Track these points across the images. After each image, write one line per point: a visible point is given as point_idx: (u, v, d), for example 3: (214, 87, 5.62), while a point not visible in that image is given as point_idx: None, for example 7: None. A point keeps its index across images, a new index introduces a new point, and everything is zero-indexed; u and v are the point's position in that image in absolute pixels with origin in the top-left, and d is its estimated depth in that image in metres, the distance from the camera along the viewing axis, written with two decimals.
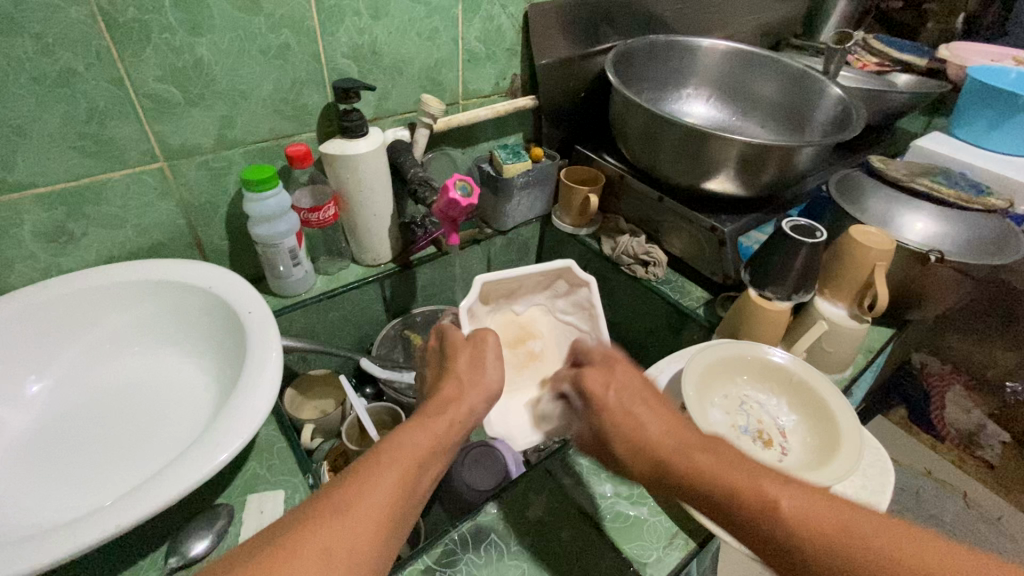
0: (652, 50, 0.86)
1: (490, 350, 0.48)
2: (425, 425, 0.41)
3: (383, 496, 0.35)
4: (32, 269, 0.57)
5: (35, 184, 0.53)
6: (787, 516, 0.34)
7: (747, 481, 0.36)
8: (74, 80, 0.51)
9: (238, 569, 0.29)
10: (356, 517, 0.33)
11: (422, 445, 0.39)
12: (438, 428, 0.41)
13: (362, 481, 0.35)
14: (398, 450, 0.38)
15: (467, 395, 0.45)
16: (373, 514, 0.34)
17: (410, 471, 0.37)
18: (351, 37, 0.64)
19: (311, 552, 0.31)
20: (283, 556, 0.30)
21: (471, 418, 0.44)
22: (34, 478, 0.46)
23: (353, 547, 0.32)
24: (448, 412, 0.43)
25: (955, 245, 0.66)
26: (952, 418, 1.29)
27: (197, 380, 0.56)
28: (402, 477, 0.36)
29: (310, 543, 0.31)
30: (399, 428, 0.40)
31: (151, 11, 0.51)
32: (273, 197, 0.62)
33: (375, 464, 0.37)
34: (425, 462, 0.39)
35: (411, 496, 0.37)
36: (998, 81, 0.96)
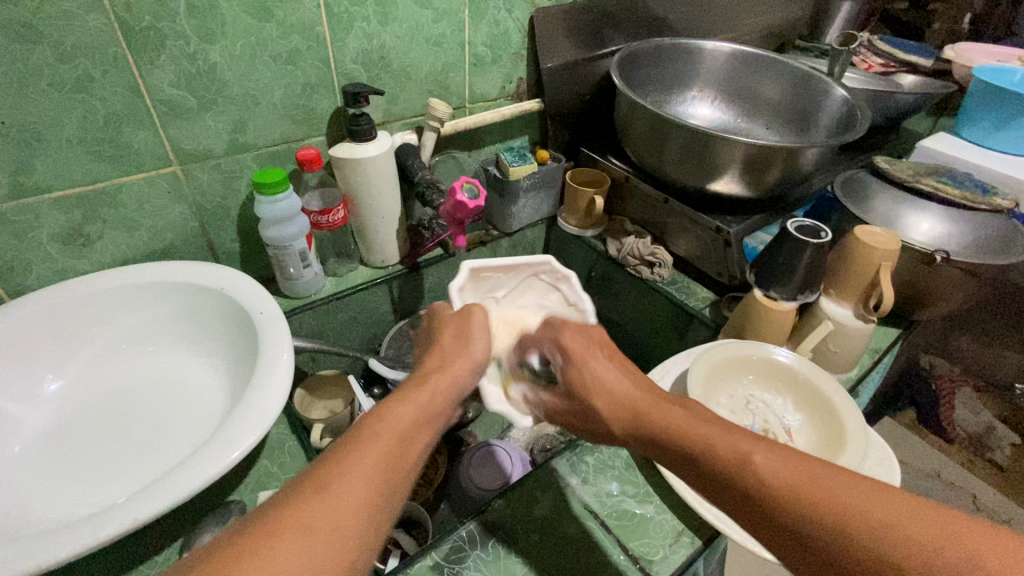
0: (657, 53, 0.86)
1: (477, 322, 0.49)
2: (406, 399, 0.41)
3: (364, 472, 0.35)
4: (48, 270, 0.58)
5: (53, 187, 0.54)
6: (751, 466, 0.36)
7: (726, 444, 0.37)
8: (91, 86, 0.52)
9: (221, 549, 0.29)
10: (337, 491, 0.33)
11: (404, 420, 0.39)
12: (417, 401, 0.41)
13: (344, 457, 0.35)
14: (377, 426, 0.38)
15: (447, 367, 0.46)
16: (353, 488, 0.34)
17: (391, 447, 0.37)
18: (359, 43, 0.65)
19: (294, 529, 0.31)
20: (264, 536, 0.30)
21: (453, 391, 0.45)
22: (53, 474, 0.47)
23: (337, 521, 0.32)
24: (428, 386, 0.43)
25: (961, 245, 0.66)
26: (962, 419, 1.29)
27: (209, 379, 0.57)
28: (382, 451, 0.36)
29: (291, 519, 0.31)
30: (381, 403, 0.41)
31: (166, 19, 0.52)
32: (284, 200, 0.63)
33: (353, 441, 0.37)
34: (406, 434, 0.39)
35: (396, 470, 0.37)
36: (1004, 81, 0.96)
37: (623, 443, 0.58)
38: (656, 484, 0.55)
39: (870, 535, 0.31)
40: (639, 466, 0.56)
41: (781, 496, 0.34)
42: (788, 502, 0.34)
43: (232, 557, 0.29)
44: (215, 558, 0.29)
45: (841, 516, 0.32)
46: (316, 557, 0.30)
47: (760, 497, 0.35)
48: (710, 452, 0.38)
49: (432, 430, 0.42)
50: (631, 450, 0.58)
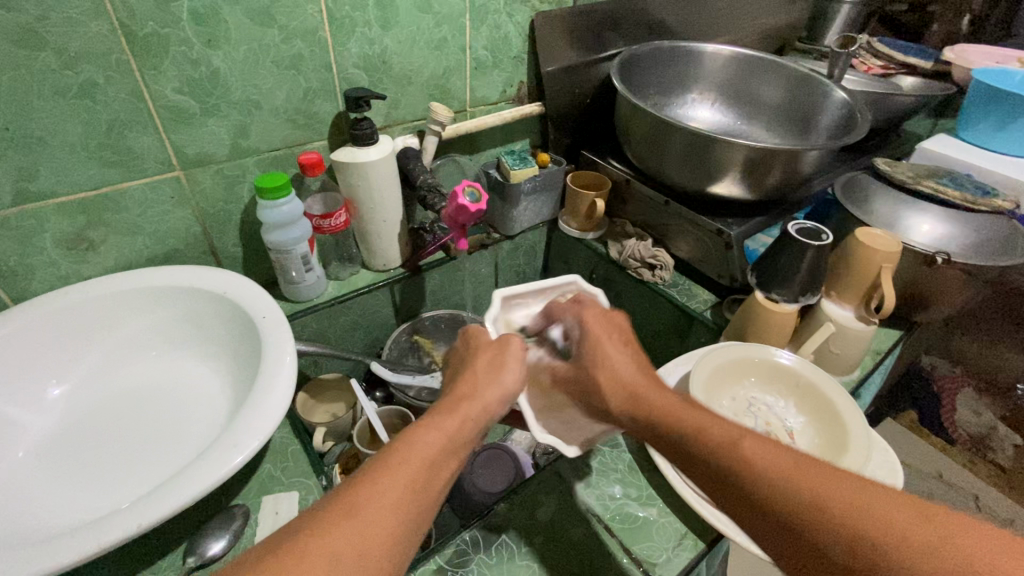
0: (657, 56, 0.87)
1: (512, 354, 0.49)
2: (437, 426, 0.41)
3: (390, 503, 0.35)
4: (52, 275, 0.58)
5: (56, 193, 0.54)
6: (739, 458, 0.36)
7: (723, 432, 0.38)
8: (95, 93, 0.52)
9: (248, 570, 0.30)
10: (363, 523, 0.33)
11: (433, 447, 0.39)
12: (448, 427, 0.41)
13: (370, 484, 0.35)
14: (407, 453, 0.38)
15: (479, 393, 0.45)
16: (378, 520, 0.34)
17: (419, 478, 0.37)
18: (361, 48, 0.66)
19: (319, 561, 0.31)
20: (290, 563, 0.30)
21: (484, 417, 0.44)
22: (58, 479, 0.47)
23: (360, 552, 0.32)
24: (459, 413, 0.43)
25: (962, 246, 0.66)
26: (963, 421, 1.29)
27: (213, 384, 0.57)
28: (411, 482, 0.36)
29: (317, 549, 0.32)
30: (411, 427, 0.41)
31: (169, 25, 0.53)
32: (286, 204, 0.63)
33: (384, 468, 0.37)
34: (436, 464, 0.39)
35: (424, 501, 0.37)
36: (1004, 83, 0.97)
37: (625, 446, 0.58)
38: (658, 487, 0.55)
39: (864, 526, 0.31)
40: (641, 469, 0.56)
41: (782, 485, 0.34)
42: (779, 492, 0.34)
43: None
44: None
45: (834, 514, 0.32)
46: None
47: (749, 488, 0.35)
48: (706, 441, 0.38)
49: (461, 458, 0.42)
50: (634, 453, 0.58)
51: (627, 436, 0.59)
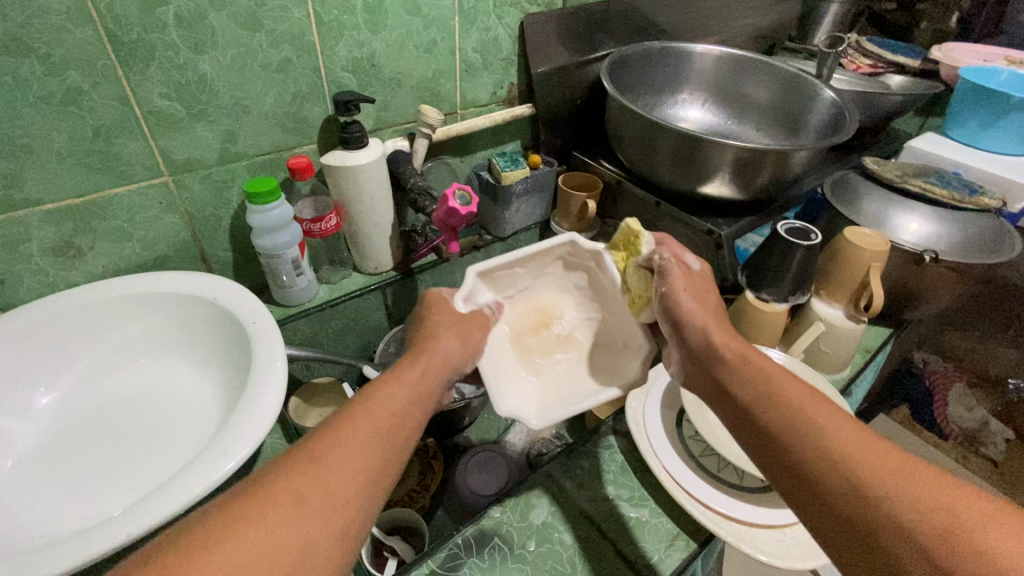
0: (647, 57, 0.87)
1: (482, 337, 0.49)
2: (395, 377, 0.42)
3: (355, 449, 0.35)
4: (39, 282, 0.58)
5: (43, 200, 0.54)
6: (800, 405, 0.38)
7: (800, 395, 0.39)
8: (80, 99, 0.52)
9: (209, 521, 0.30)
10: (330, 465, 0.34)
11: (397, 397, 0.40)
12: (409, 379, 0.42)
13: (338, 433, 0.36)
14: (369, 403, 0.39)
15: (439, 343, 0.45)
16: (345, 465, 0.34)
17: (383, 423, 0.38)
18: (350, 51, 0.66)
19: (282, 500, 0.32)
20: (253, 506, 0.31)
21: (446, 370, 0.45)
22: (47, 489, 0.47)
23: (329, 488, 0.33)
24: (416, 364, 0.44)
25: (949, 245, 0.67)
26: (956, 416, 1.27)
27: (204, 390, 0.57)
28: (375, 424, 0.37)
29: (281, 491, 0.32)
30: (372, 382, 0.41)
31: (156, 30, 0.52)
32: (277, 209, 0.63)
33: (344, 419, 0.37)
34: (399, 408, 0.39)
35: (391, 442, 0.37)
36: (990, 81, 0.97)
37: (617, 447, 0.58)
38: (651, 487, 0.55)
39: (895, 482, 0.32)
40: (634, 471, 0.56)
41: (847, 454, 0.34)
42: (824, 438, 0.35)
43: (223, 525, 0.30)
44: (200, 530, 0.30)
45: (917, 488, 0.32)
46: (307, 527, 0.31)
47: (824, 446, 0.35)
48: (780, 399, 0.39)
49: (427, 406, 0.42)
50: (626, 454, 0.58)
51: (619, 437, 0.60)
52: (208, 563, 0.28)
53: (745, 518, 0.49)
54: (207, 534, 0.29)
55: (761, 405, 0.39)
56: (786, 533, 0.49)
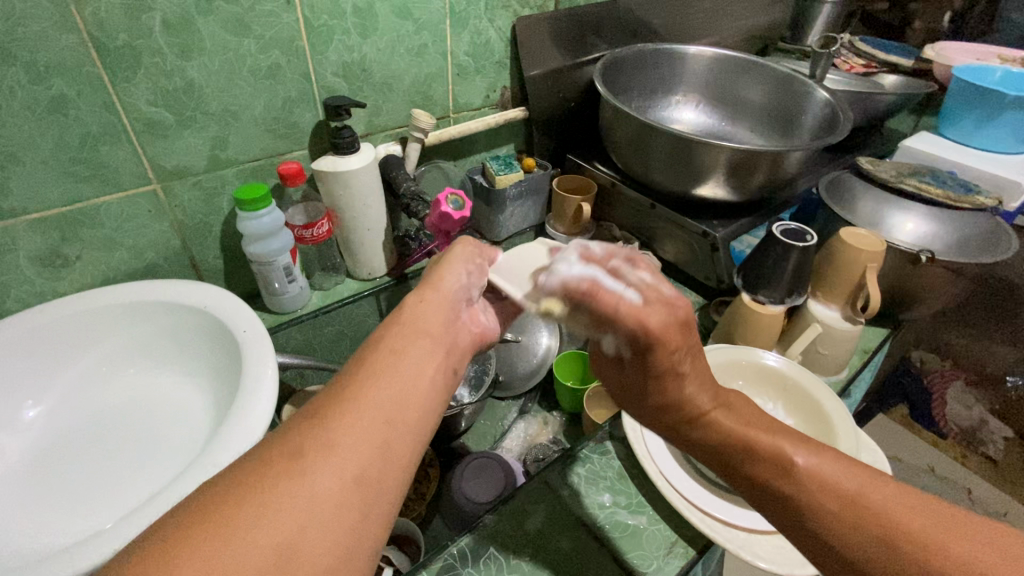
0: (640, 59, 0.87)
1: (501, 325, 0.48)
2: (401, 325, 0.41)
3: (358, 410, 0.34)
4: (27, 293, 0.57)
5: (29, 209, 0.53)
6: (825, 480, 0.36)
7: (768, 442, 0.39)
8: (66, 106, 0.51)
9: (205, 495, 0.29)
10: (329, 425, 0.32)
11: (395, 345, 0.38)
12: (411, 327, 0.40)
13: (335, 398, 0.34)
14: (371, 356, 0.37)
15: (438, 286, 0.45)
16: (346, 423, 0.33)
17: (385, 375, 0.36)
18: (340, 56, 0.65)
19: (279, 462, 0.30)
20: (253, 473, 0.29)
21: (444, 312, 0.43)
22: (36, 504, 0.46)
23: (329, 449, 0.31)
24: (420, 305, 0.43)
25: (945, 244, 0.67)
26: (955, 415, 1.29)
27: (194, 401, 0.56)
28: (379, 373, 0.36)
29: (282, 454, 0.31)
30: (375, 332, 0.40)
31: (142, 36, 0.52)
32: (267, 215, 0.62)
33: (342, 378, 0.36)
34: (403, 352, 0.38)
35: (396, 389, 0.36)
36: (984, 80, 0.97)
37: (614, 452, 0.58)
38: (649, 494, 0.54)
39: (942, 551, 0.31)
40: (631, 477, 0.56)
41: (821, 500, 0.35)
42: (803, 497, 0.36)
43: (214, 499, 0.28)
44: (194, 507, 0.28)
45: (877, 528, 0.33)
46: (312, 486, 0.29)
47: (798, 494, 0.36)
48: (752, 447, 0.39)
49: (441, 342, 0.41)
50: (623, 460, 0.57)
51: (616, 443, 0.59)
52: (204, 534, 0.26)
53: (743, 523, 0.48)
54: (203, 510, 0.28)
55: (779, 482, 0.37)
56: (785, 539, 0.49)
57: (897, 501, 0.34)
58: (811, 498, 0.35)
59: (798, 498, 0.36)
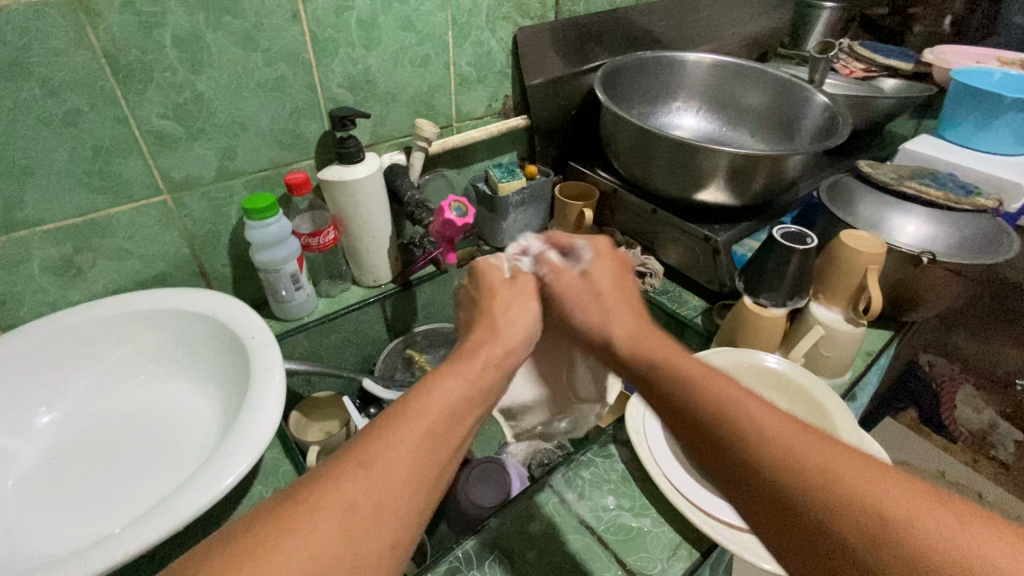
0: (640, 67, 0.88)
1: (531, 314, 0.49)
2: (458, 375, 0.40)
3: (407, 461, 0.33)
4: (41, 301, 0.58)
5: (43, 221, 0.55)
6: (760, 431, 0.35)
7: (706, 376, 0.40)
8: (79, 120, 0.53)
9: (246, 534, 0.29)
10: (378, 472, 0.32)
11: (452, 396, 0.38)
12: (467, 376, 0.40)
13: (389, 438, 0.34)
14: (427, 395, 0.38)
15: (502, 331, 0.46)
16: (396, 474, 0.33)
17: (438, 426, 0.36)
18: (345, 67, 0.66)
19: (331, 510, 0.30)
20: (302, 513, 0.29)
21: (505, 361, 0.45)
22: (48, 508, 0.47)
23: (377, 504, 0.31)
24: (480, 358, 0.43)
25: (946, 246, 0.67)
26: (965, 419, 1.29)
27: (202, 407, 0.57)
28: (431, 420, 0.36)
29: (330, 499, 0.31)
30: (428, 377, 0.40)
31: (153, 52, 0.53)
32: (275, 224, 0.64)
33: (397, 417, 0.36)
34: (459, 404, 0.38)
35: (443, 444, 0.36)
36: (982, 82, 0.98)
37: (617, 455, 0.58)
38: (652, 496, 0.55)
39: (893, 520, 0.29)
40: (634, 480, 0.56)
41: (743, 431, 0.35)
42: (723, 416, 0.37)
43: (261, 538, 0.28)
44: (235, 544, 0.28)
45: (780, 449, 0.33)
46: (354, 542, 0.30)
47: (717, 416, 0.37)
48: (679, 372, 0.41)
49: (487, 403, 0.41)
50: (626, 462, 0.58)
51: (620, 446, 0.59)
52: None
53: (748, 524, 0.49)
54: (244, 550, 0.28)
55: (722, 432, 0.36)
56: None
57: (851, 469, 0.32)
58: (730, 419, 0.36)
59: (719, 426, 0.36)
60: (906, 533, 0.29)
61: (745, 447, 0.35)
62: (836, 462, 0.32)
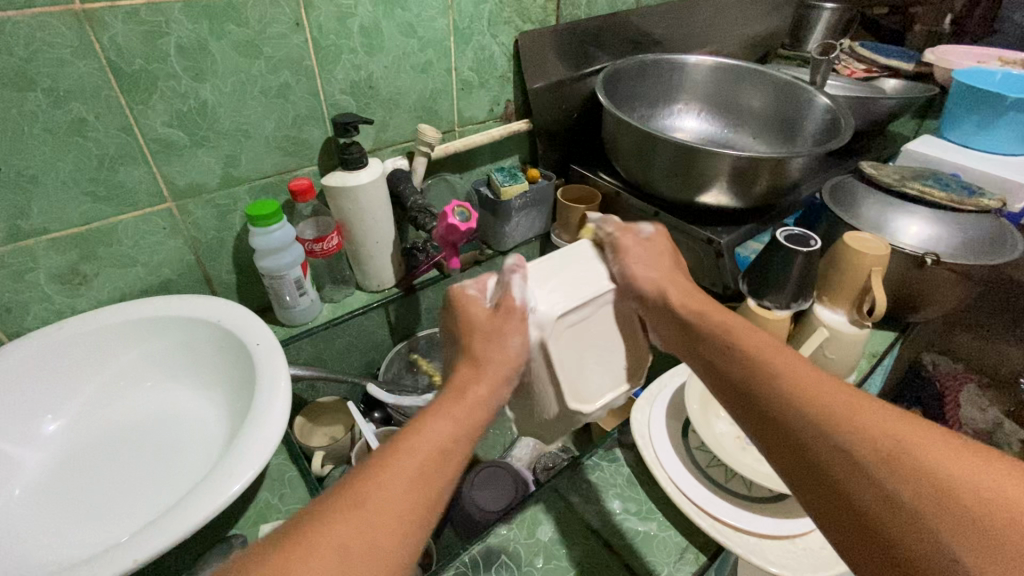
0: (641, 70, 0.88)
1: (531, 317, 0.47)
2: (446, 413, 0.40)
3: (399, 498, 0.34)
4: (46, 310, 0.59)
5: (49, 229, 0.55)
6: (811, 392, 0.37)
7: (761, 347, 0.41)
8: (85, 129, 0.53)
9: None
10: (373, 510, 0.32)
11: (443, 432, 0.38)
12: (458, 413, 0.40)
13: (382, 476, 0.34)
14: (418, 433, 0.38)
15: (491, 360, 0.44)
16: (389, 510, 0.33)
17: (429, 463, 0.36)
18: (348, 74, 0.67)
19: (324, 551, 0.30)
20: (299, 554, 0.30)
21: (495, 397, 0.43)
22: (56, 517, 0.47)
23: (370, 542, 0.31)
24: (470, 395, 0.42)
25: (950, 247, 0.67)
26: (969, 417, 1.24)
27: (209, 414, 0.57)
28: (422, 460, 0.36)
29: (326, 539, 0.31)
30: (417, 417, 0.40)
31: (157, 61, 0.54)
32: (279, 230, 0.64)
33: (389, 454, 0.36)
34: (449, 441, 0.38)
35: (437, 480, 0.36)
36: (984, 82, 0.98)
37: (623, 459, 0.58)
38: (658, 500, 0.54)
39: (934, 472, 0.31)
40: (640, 483, 0.56)
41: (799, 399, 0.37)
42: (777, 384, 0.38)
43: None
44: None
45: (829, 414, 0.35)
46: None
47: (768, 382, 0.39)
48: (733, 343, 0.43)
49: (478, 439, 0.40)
50: (632, 466, 0.58)
51: (625, 450, 0.59)
52: None
53: (754, 529, 0.49)
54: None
55: (760, 383, 0.39)
56: (796, 544, 0.49)
57: (870, 408, 0.35)
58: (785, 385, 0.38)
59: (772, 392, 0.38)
60: (923, 461, 0.32)
61: (796, 407, 0.37)
62: (857, 400, 0.36)
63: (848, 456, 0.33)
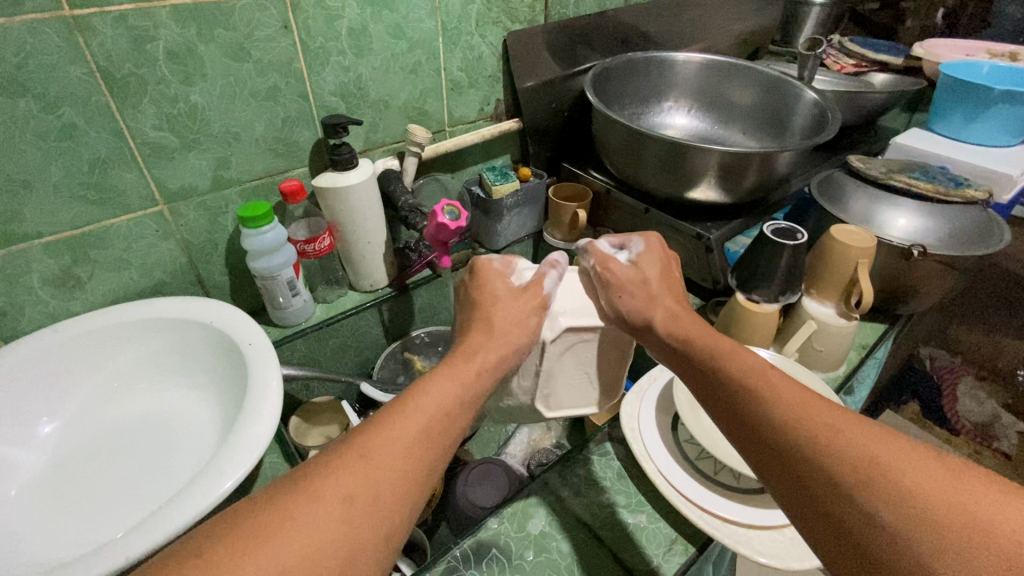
0: (631, 67, 0.89)
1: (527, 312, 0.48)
2: (449, 374, 0.40)
3: (399, 455, 0.34)
4: (41, 313, 0.59)
5: (44, 233, 0.56)
6: (793, 403, 0.36)
7: (745, 363, 0.40)
8: (75, 134, 0.53)
9: (251, 518, 0.29)
10: (375, 464, 0.33)
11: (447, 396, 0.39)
12: (461, 375, 0.41)
13: (386, 430, 0.35)
14: (420, 397, 0.38)
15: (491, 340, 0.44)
16: (393, 463, 0.33)
17: (434, 423, 0.37)
18: (337, 75, 0.67)
19: (332, 497, 0.31)
20: (307, 498, 0.30)
21: (499, 367, 0.44)
22: (50, 516, 0.47)
23: (374, 494, 0.32)
24: (474, 363, 0.42)
25: (936, 238, 0.67)
26: (966, 409, 1.26)
27: (201, 414, 0.57)
28: (425, 420, 0.36)
29: (331, 488, 0.31)
30: (424, 378, 0.40)
31: (147, 65, 0.54)
32: (270, 232, 0.64)
33: (396, 412, 0.37)
34: (452, 407, 0.38)
35: (439, 439, 0.37)
36: (971, 75, 0.98)
37: (614, 453, 0.59)
38: (647, 492, 0.55)
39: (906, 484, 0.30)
40: (630, 477, 0.57)
41: (774, 408, 0.36)
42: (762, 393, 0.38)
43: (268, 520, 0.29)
44: (241, 527, 0.29)
45: (803, 424, 0.34)
46: (353, 524, 0.30)
47: (752, 393, 0.38)
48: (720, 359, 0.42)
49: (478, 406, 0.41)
50: (622, 460, 0.58)
51: (615, 444, 0.60)
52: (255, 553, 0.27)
53: (743, 520, 0.49)
54: (251, 527, 0.29)
55: (749, 398, 0.38)
56: (785, 534, 0.49)
57: (849, 422, 0.34)
58: (769, 392, 0.37)
59: (756, 402, 0.37)
60: (895, 474, 0.30)
61: (776, 417, 0.36)
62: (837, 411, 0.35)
63: (837, 485, 0.31)
